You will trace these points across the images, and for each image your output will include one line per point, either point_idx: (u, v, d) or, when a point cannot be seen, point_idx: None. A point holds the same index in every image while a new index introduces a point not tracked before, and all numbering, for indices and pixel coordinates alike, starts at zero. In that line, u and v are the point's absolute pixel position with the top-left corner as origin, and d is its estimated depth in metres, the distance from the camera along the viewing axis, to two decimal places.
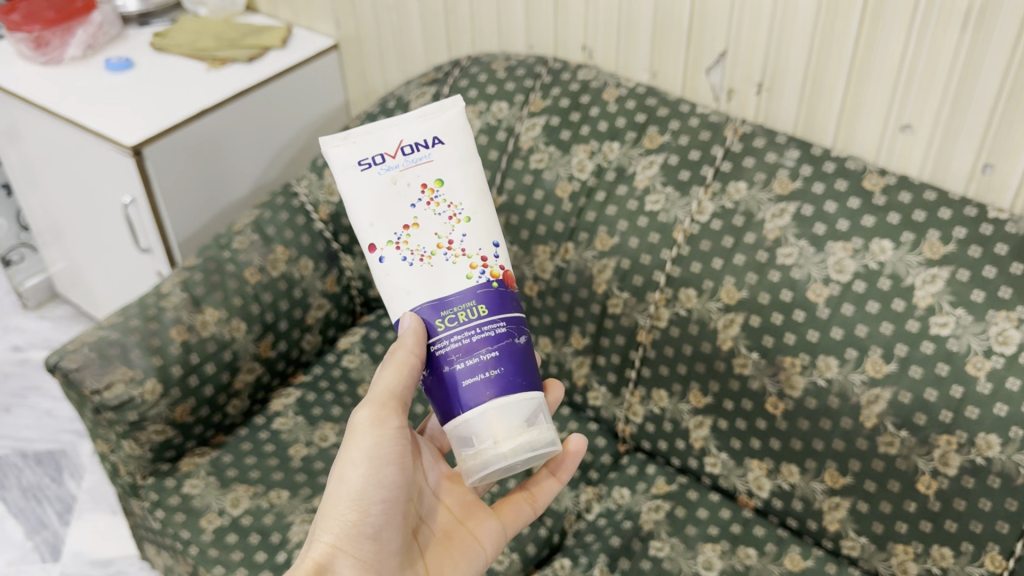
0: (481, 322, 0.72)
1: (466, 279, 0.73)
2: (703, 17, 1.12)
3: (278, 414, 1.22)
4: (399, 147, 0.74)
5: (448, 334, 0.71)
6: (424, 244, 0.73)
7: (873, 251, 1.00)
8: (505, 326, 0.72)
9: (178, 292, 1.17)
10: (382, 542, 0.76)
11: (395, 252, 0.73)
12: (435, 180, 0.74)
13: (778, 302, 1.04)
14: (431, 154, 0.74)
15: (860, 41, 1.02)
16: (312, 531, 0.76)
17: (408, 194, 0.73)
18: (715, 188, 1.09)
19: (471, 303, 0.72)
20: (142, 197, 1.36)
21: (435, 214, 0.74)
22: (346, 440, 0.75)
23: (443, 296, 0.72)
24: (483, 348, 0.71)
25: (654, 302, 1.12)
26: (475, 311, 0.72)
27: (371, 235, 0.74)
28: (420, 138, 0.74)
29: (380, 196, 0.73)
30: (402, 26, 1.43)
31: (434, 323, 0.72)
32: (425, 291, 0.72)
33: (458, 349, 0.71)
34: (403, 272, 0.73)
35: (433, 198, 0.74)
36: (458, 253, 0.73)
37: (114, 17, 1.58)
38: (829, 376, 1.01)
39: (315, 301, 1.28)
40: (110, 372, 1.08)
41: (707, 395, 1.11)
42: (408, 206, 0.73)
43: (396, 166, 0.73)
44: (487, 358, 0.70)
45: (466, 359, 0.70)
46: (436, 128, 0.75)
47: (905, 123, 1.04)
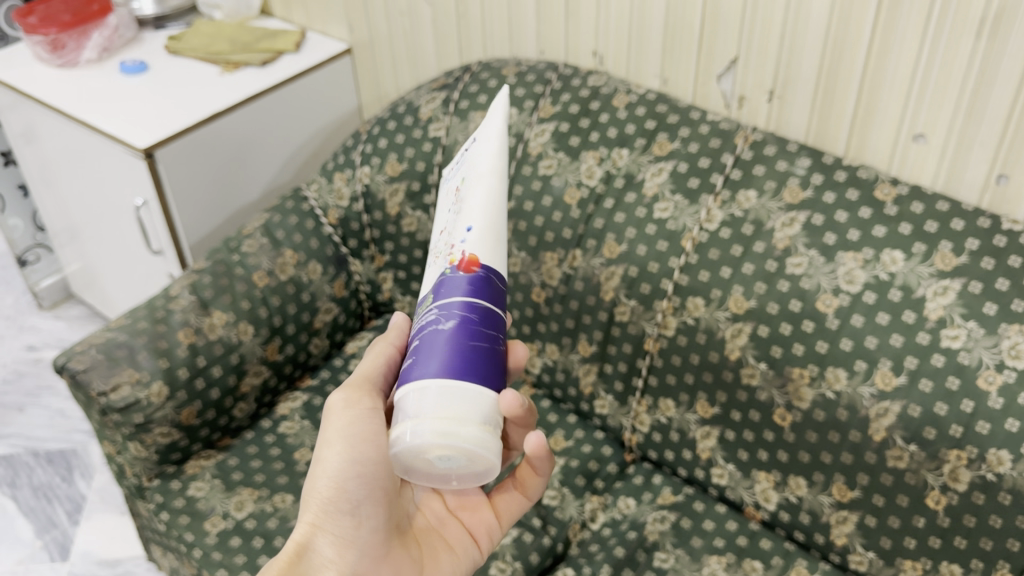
0: (424, 313, 0.65)
1: (438, 271, 0.67)
2: (714, 25, 1.11)
3: (285, 417, 1.22)
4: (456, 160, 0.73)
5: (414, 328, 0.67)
6: (439, 242, 0.69)
7: (883, 262, 0.99)
8: (436, 311, 0.63)
9: (186, 295, 1.17)
10: (361, 518, 0.75)
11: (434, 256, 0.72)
12: (462, 178, 0.69)
13: (787, 312, 1.03)
14: (464, 157, 0.71)
15: (872, 50, 1.00)
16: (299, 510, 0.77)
17: (446, 200, 0.72)
18: (724, 197, 1.09)
19: (429, 294, 0.66)
20: (153, 199, 1.37)
21: (450, 211, 0.69)
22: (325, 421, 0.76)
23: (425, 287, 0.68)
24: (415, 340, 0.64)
25: (662, 310, 1.11)
26: (425, 303, 0.65)
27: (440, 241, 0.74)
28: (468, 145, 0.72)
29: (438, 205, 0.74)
30: (414, 31, 1.43)
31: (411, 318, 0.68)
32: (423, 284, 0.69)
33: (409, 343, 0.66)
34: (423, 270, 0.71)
35: (455, 196, 0.69)
36: (447, 244, 0.67)
37: (130, 20, 1.59)
38: (837, 389, 1.00)
39: (323, 305, 1.28)
40: (116, 373, 1.09)
41: (715, 406, 1.10)
42: (446, 210, 0.71)
43: (452, 173, 0.72)
44: (411, 348, 0.64)
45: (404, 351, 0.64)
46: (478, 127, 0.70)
47: (917, 133, 1.02)
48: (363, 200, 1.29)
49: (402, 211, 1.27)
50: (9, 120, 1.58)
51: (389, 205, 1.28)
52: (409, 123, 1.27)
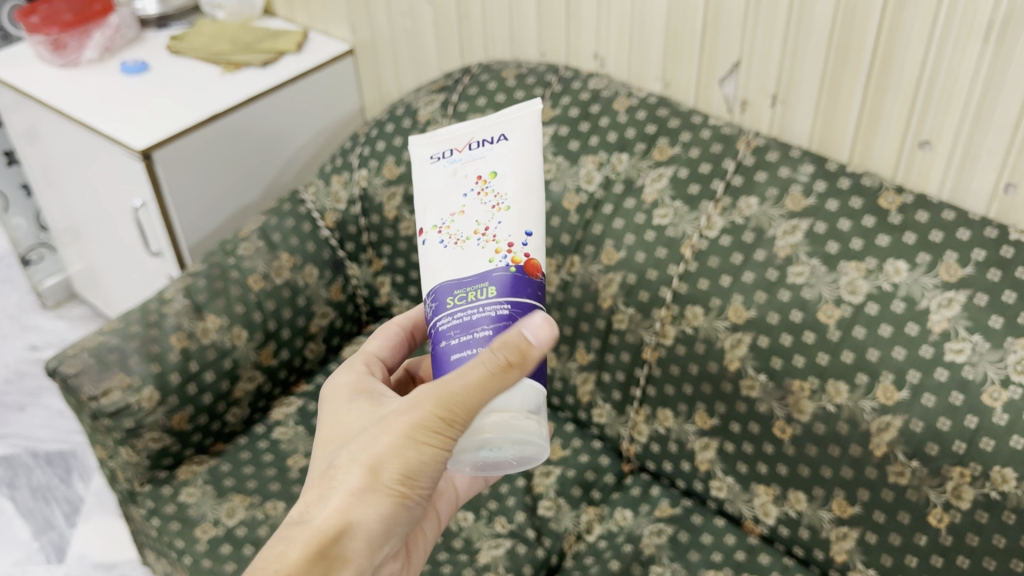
0: (486, 302, 0.62)
1: (485, 264, 0.63)
2: (716, 29, 1.08)
3: (279, 423, 1.21)
4: (466, 143, 0.67)
5: (452, 310, 0.63)
6: (462, 230, 0.65)
7: (887, 272, 0.96)
8: (511, 308, 0.61)
9: (180, 298, 1.16)
10: (412, 513, 0.63)
11: (436, 236, 0.66)
12: (490, 172, 0.65)
13: (787, 323, 1.01)
14: (490, 149, 0.66)
15: (877, 55, 0.97)
16: (328, 476, 0.61)
17: (459, 185, 0.66)
18: (725, 203, 1.06)
19: (482, 285, 0.62)
20: (152, 201, 1.36)
21: (481, 202, 0.65)
22: (413, 409, 0.59)
23: (462, 276, 0.64)
24: (478, 325, 0.61)
25: (660, 319, 1.09)
26: (483, 291, 0.62)
27: (422, 217, 0.68)
28: (488, 133, 0.66)
29: (437, 185, 0.67)
30: (415, 31, 1.41)
31: (444, 302, 0.63)
32: (448, 271, 0.64)
33: (456, 325, 0.62)
34: (436, 254, 0.65)
35: (483, 188, 0.65)
36: (491, 239, 0.64)
37: (132, 20, 1.58)
38: (838, 402, 0.97)
39: (318, 309, 1.27)
40: (107, 378, 1.07)
41: (713, 417, 1.07)
42: (459, 195, 0.66)
43: (458, 160, 0.67)
44: (480, 337, 0.60)
45: (461, 335, 0.61)
46: (502, 125, 0.66)
47: (923, 140, 0.99)
48: (360, 203, 1.28)
49: (400, 214, 1.25)
50: (13, 120, 1.57)
51: (386, 209, 1.26)
52: (407, 126, 1.26)
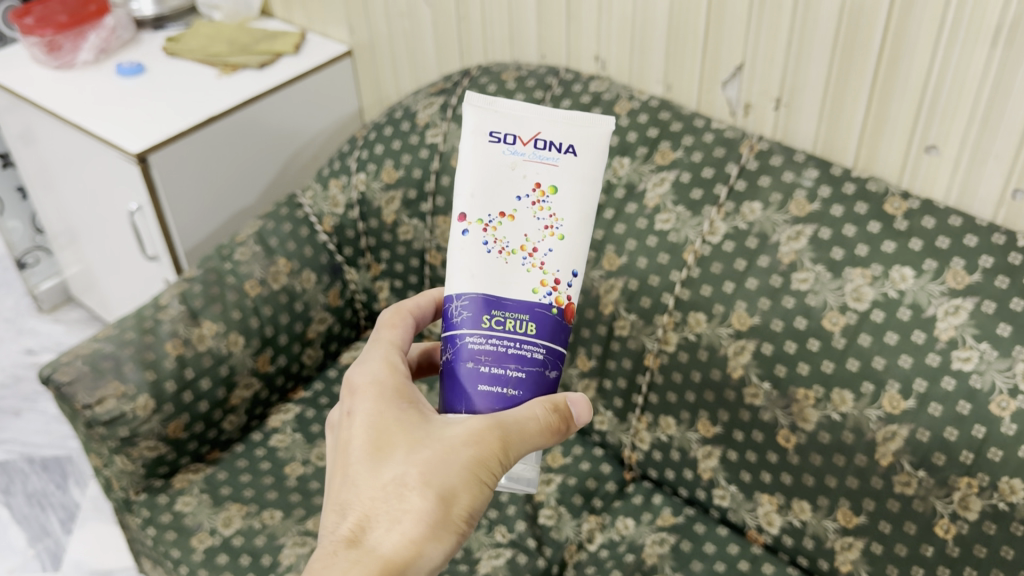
0: (523, 341, 0.64)
1: (529, 293, 0.64)
2: (719, 31, 1.07)
3: (276, 430, 1.19)
4: (533, 138, 0.65)
5: (487, 334, 0.64)
6: (509, 238, 0.65)
7: (893, 279, 0.95)
8: (544, 353, 0.64)
9: (176, 304, 1.15)
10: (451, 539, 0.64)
11: (480, 232, 0.65)
12: (550, 185, 0.65)
13: (791, 330, 0.99)
14: (554, 159, 0.65)
15: (883, 58, 0.96)
16: (391, 498, 0.60)
17: (513, 185, 0.65)
18: (728, 208, 1.05)
19: (523, 317, 0.64)
20: (148, 205, 1.34)
21: (535, 216, 0.65)
22: (481, 443, 0.60)
23: (501, 296, 0.64)
24: (511, 362, 0.64)
25: (662, 325, 1.08)
26: (523, 326, 0.64)
27: (466, 204, 0.66)
28: (558, 138, 0.65)
29: (493, 174, 0.65)
30: (414, 33, 1.40)
31: (478, 319, 0.64)
32: (487, 281, 0.64)
33: (489, 354, 0.64)
34: (475, 254, 0.65)
35: (540, 201, 0.65)
36: (538, 265, 0.65)
37: (128, 21, 1.56)
38: (843, 411, 0.96)
39: (316, 315, 1.25)
40: (102, 386, 1.06)
41: (717, 425, 1.06)
42: (511, 196, 0.65)
43: (521, 154, 0.65)
44: (511, 376, 0.64)
45: (492, 366, 0.63)
46: (574, 137, 0.65)
47: (929, 145, 0.97)
48: (358, 207, 1.26)
49: (399, 219, 1.25)
50: (7, 122, 1.56)
51: (385, 213, 1.25)
52: (405, 129, 1.24)
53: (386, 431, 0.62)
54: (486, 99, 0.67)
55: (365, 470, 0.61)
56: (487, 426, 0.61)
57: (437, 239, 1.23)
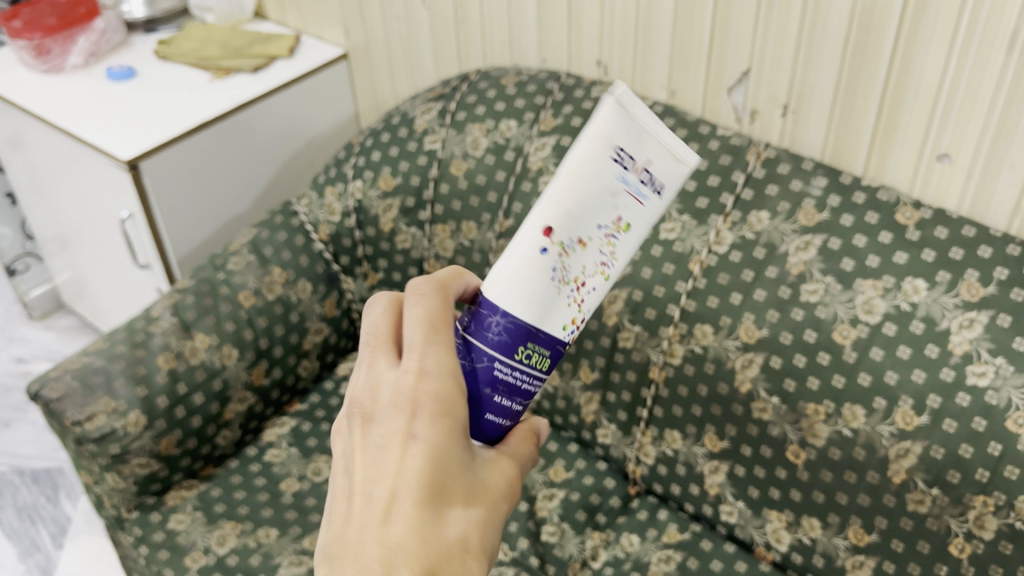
0: (536, 377, 0.59)
1: (560, 329, 0.59)
2: (725, 35, 1.04)
3: (271, 445, 1.17)
4: (642, 169, 0.59)
5: (514, 365, 0.58)
6: (573, 266, 0.58)
7: (905, 291, 0.92)
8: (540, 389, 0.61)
9: (168, 317, 1.12)
10: None
11: (555, 252, 0.57)
12: (628, 224, 0.59)
13: (801, 343, 0.97)
14: (643, 196, 0.59)
15: (894, 63, 0.93)
16: (457, 561, 0.51)
17: (598, 213, 0.58)
18: (735, 218, 1.02)
19: (545, 352, 0.59)
20: (139, 212, 1.31)
21: (600, 250, 0.59)
22: (512, 498, 0.56)
23: (539, 327, 0.58)
24: (519, 396, 0.59)
25: (667, 337, 1.05)
26: (542, 362, 0.59)
27: (555, 214, 0.57)
28: (660, 179, 0.59)
29: (593, 192, 0.58)
30: (411, 36, 1.37)
31: (512, 347, 0.57)
32: (537, 310, 0.57)
33: (506, 386, 0.58)
34: (539, 277, 0.57)
35: (611, 236, 0.59)
36: (579, 302, 0.59)
37: (118, 24, 1.53)
38: (855, 426, 0.94)
39: (312, 326, 1.22)
40: (92, 402, 1.03)
41: (724, 440, 1.03)
42: (593, 223, 0.58)
43: (627, 181, 0.58)
44: (513, 410, 0.59)
45: (505, 400, 0.58)
46: (671, 182, 0.60)
47: (942, 152, 0.95)
48: (354, 215, 1.23)
49: (396, 227, 1.22)
50: None
51: (382, 222, 1.22)
52: (403, 135, 1.21)
53: (451, 473, 0.52)
54: (631, 101, 0.58)
55: (428, 519, 0.50)
56: (516, 477, 0.57)
57: (436, 247, 1.21)
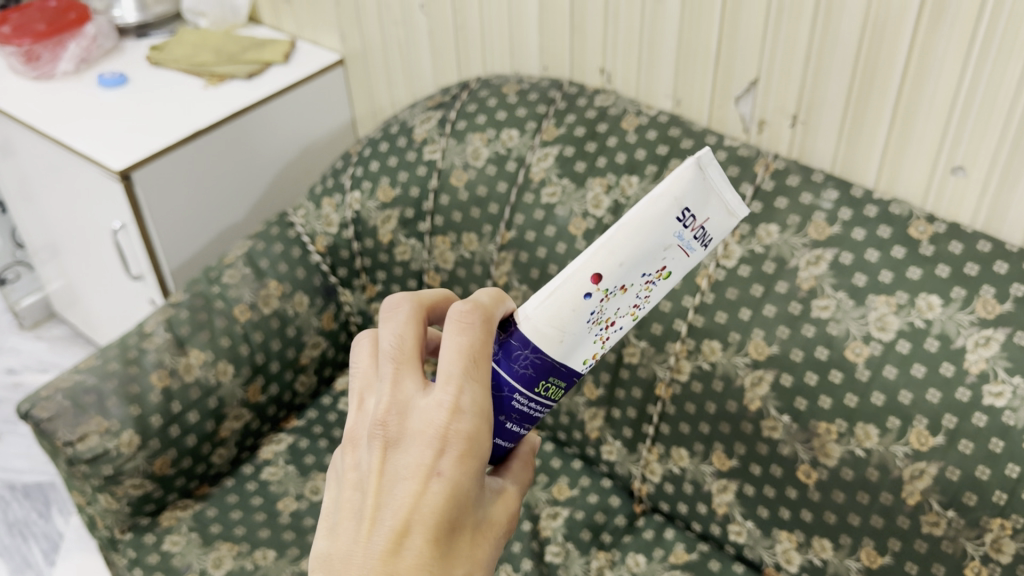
0: (547, 406, 0.59)
1: (580, 363, 0.58)
2: (732, 43, 1.02)
3: (268, 462, 1.14)
4: (701, 225, 0.58)
5: (532, 397, 0.58)
6: (611, 310, 0.58)
7: (919, 308, 0.90)
8: None
9: (161, 332, 1.09)
10: None
11: (597, 297, 0.56)
12: (666, 272, 0.59)
13: (812, 360, 0.94)
14: (692, 250, 0.59)
15: (907, 74, 0.91)
16: None
17: (646, 262, 0.57)
18: (743, 231, 1.00)
19: (562, 383, 0.59)
20: (131, 223, 1.28)
21: (636, 293, 0.59)
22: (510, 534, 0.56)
23: (562, 362, 0.57)
24: (528, 424, 0.59)
25: (674, 353, 1.02)
26: (556, 394, 0.59)
27: (607, 260, 0.56)
28: (711, 233, 0.59)
29: (648, 243, 0.56)
30: (409, 43, 1.34)
31: (535, 380, 0.57)
32: (566, 347, 0.57)
33: (520, 414, 0.58)
34: (577, 318, 0.56)
35: (651, 283, 0.59)
36: (603, 340, 0.59)
37: (110, 29, 1.49)
38: (868, 446, 0.91)
39: (310, 340, 1.20)
40: (84, 422, 1.00)
41: (733, 458, 1.01)
42: (639, 271, 0.57)
43: (683, 236, 0.57)
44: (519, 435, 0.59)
45: (516, 428, 0.58)
46: (719, 235, 0.59)
47: (956, 165, 0.92)
48: (353, 226, 1.21)
49: (395, 239, 1.19)
50: None
51: (381, 233, 1.20)
52: (402, 145, 1.19)
53: (463, 514, 0.51)
54: (709, 163, 0.56)
55: (437, 560, 0.49)
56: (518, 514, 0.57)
57: (436, 259, 1.18)
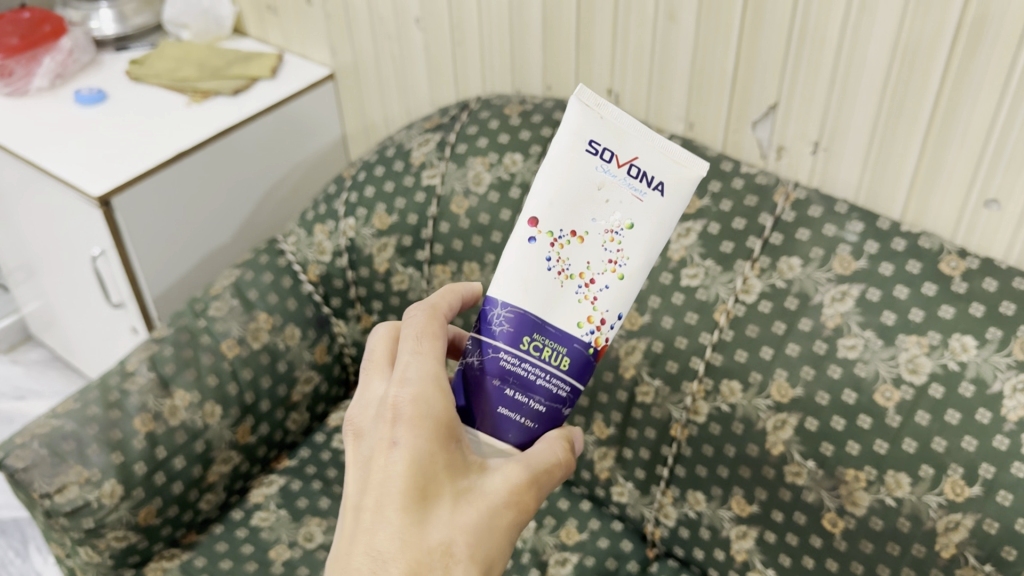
0: (552, 375, 0.59)
1: (573, 326, 0.59)
2: (751, 65, 0.96)
3: (259, 507, 1.08)
4: (629, 163, 0.59)
5: (521, 357, 0.59)
6: (572, 261, 0.60)
7: (952, 349, 0.85)
8: (568, 392, 0.60)
9: (144, 371, 1.02)
10: None
11: (546, 244, 0.59)
12: (626, 220, 0.59)
13: (839, 404, 0.89)
14: (640, 193, 0.59)
15: (940, 103, 0.86)
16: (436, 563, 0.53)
17: (591, 207, 0.59)
18: (763, 264, 0.95)
19: (560, 350, 0.59)
20: (111, 250, 1.22)
21: (602, 246, 0.59)
22: (519, 504, 0.57)
23: (546, 319, 0.59)
24: (536, 392, 0.59)
25: (691, 393, 0.97)
26: (559, 359, 0.59)
27: (539, 208, 0.60)
28: (652, 172, 0.59)
29: (577, 188, 0.59)
30: (404, 57, 1.28)
31: (517, 338, 0.59)
32: (539, 300, 0.59)
33: (517, 379, 0.59)
34: (534, 267, 0.60)
35: (614, 232, 0.59)
36: (591, 299, 0.60)
37: (87, 42, 1.42)
38: (899, 495, 0.86)
39: (302, 375, 1.14)
40: (62, 472, 0.94)
41: (753, 503, 0.96)
42: (587, 217, 0.59)
43: (612, 175, 0.59)
44: (531, 409, 0.59)
45: (516, 394, 0.59)
46: (666, 175, 0.58)
47: (990, 198, 0.88)
48: (347, 254, 1.15)
49: (392, 267, 1.13)
50: None
51: (377, 262, 1.14)
52: (399, 169, 1.13)
53: (434, 478, 0.55)
54: (601, 103, 0.60)
55: (407, 522, 0.54)
56: (526, 485, 0.57)
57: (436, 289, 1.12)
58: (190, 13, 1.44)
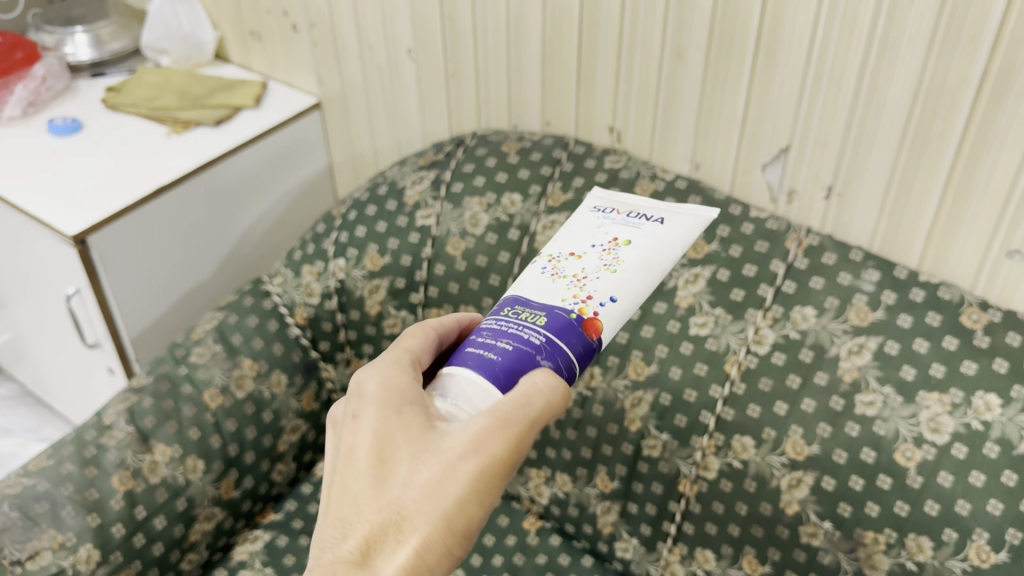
0: (526, 326, 0.55)
1: (557, 300, 0.57)
2: (762, 107, 0.93)
3: (243, 565, 1.02)
4: (629, 211, 0.65)
5: (498, 318, 0.57)
6: (567, 268, 0.60)
7: (976, 408, 0.81)
8: (542, 340, 0.54)
9: (123, 425, 0.97)
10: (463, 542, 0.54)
11: (543, 262, 0.62)
12: (624, 241, 0.62)
13: (857, 463, 0.85)
14: (638, 224, 0.64)
15: (962, 150, 0.82)
16: (390, 524, 0.50)
17: (591, 237, 0.63)
18: (775, 313, 0.91)
19: (538, 312, 0.56)
20: (87, 290, 1.15)
21: (599, 258, 0.61)
22: (483, 452, 0.50)
23: (530, 298, 0.58)
24: (505, 337, 0.54)
25: (701, 448, 0.94)
26: (534, 317, 0.56)
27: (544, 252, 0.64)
28: (650, 214, 0.65)
29: (579, 230, 0.65)
30: (394, 87, 1.23)
31: (500, 310, 0.58)
32: (528, 290, 0.59)
33: (491, 332, 0.55)
34: (529, 274, 0.61)
35: (610, 249, 0.62)
36: (581, 285, 0.58)
37: (61, 68, 1.36)
38: (921, 560, 0.82)
39: (288, 424, 1.08)
40: (35, 538, 0.88)
41: (765, 564, 0.92)
42: (587, 244, 0.63)
43: (612, 218, 0.65)
44: (499, 347, 0.54)
45: (485, 338, 0.55)
46: (664, 215, 0.65)
47: (1013, 249, 0.84)
48: (336, 296, 1.10)
49: (383, 310, 1.08)
50: None
51: (368, 304, 1.09)
52: (392, 208, 1.08)
53: (389, 439, 0.52)
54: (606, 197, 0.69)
55: (363, 487, 0.52)
56: (486, 431, 0.50)
57: None
58: (170, 38, 1.39)
